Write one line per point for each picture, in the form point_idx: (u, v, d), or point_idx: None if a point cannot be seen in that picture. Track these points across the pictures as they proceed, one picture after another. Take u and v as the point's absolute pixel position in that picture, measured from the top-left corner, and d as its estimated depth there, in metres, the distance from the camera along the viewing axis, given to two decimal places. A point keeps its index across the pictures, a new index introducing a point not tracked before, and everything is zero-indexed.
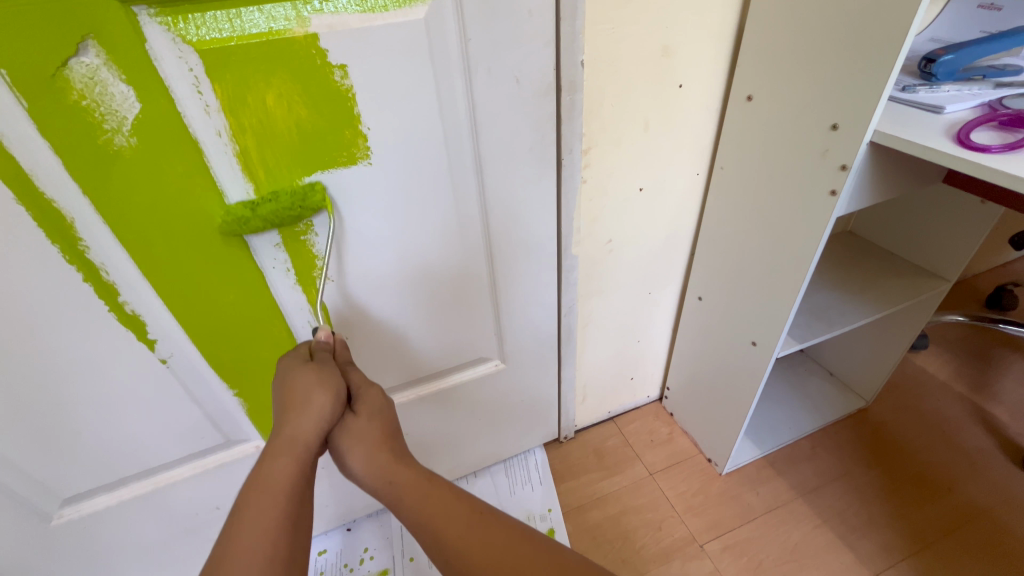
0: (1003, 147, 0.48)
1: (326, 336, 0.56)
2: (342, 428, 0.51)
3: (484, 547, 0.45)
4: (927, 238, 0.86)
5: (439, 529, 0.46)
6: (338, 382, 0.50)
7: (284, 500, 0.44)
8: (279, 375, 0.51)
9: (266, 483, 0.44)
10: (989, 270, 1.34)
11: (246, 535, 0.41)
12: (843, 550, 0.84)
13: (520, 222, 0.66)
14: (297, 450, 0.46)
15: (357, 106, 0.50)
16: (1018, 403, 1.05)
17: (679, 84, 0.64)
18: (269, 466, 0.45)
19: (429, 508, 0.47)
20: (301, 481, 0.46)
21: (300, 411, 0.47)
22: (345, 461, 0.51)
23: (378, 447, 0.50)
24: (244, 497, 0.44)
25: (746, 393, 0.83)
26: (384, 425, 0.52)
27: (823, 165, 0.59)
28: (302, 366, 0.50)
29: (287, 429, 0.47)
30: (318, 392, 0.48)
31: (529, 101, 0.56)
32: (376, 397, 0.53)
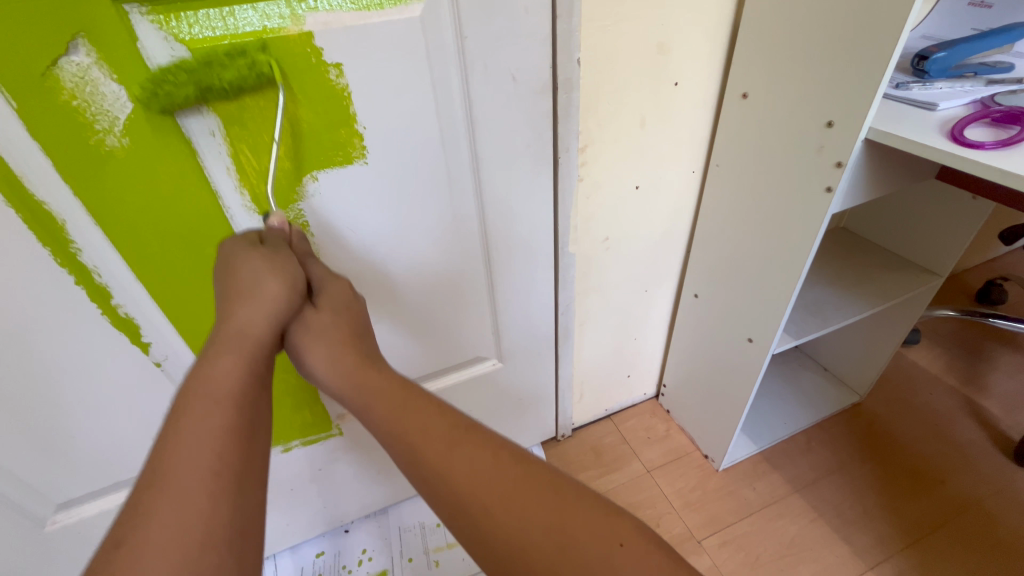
0: (997, 143, 0.49)
1: (281, 223, 0.50)
2: (300, 322, 0.47)
3: (468, 469, 0.41)
4: (920, 233, 0.87)
5: (417, 446, 0.43)
6: (293, 272, 0.45)
7: (230, 407, 0.39)
8: (223, 257, 0.46)
9: (207, 384, 0.39)
10: (978, 265, 1.36)
11: (185, 444, 0.36)
12: (839, 543, 0.85)
13: (518, 221, 0.66)
14: (246, 345, 0.42)
15: (353, 105, 0.49)
16: (1008, 395, 1.07)
17: (675, 82, 0.64)
18: (214, 362, 0.40)
19: (407, 421, 0.44)
20: (250, 382, 0.41)
21: (249, 300, 0.43)
22: (304, 357, 0.47)
23: (341, 347, 0.47)
24: (184, 396, 0.38)
25: (742, 389, 0.84)
26: (348, 322, 0.48)
27: (819, 162, 0.59)
28: (248, 253, 0.45)
29: (232, 321, 0.42)
30: (269, 281, 0.44)
31: (526, 99, 0.56)
32: (340, 291, 0.49)
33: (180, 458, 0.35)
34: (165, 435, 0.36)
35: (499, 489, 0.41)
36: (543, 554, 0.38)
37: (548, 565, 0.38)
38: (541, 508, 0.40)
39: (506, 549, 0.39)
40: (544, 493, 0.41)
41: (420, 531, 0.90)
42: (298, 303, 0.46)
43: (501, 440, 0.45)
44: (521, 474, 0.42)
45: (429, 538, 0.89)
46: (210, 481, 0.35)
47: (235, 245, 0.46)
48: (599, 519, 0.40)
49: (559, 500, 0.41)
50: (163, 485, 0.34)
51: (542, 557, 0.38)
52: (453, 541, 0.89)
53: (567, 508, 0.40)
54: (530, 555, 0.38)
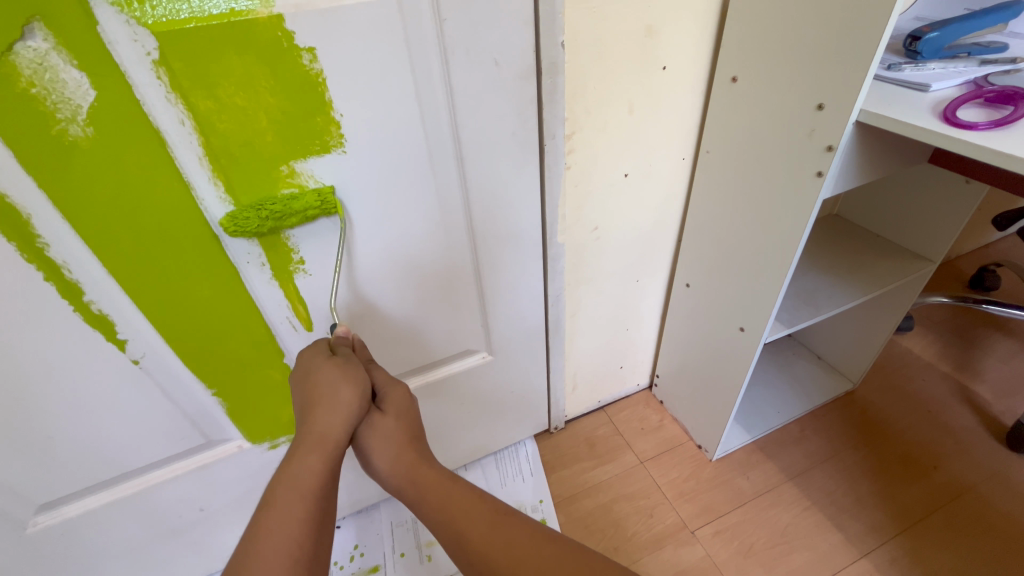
0: (991, 124, 0.47)
1: (346, 332, 0.56)
2: (368, 425, 0.51)
3: (507, 548, 0.44)
4: (913, 219, 0.86)
5: (462, 532, 0.46)
6: (363, 378, 0.49)
7: (311, 502, 0.44)
8: (303, 367, 0.51)
9: (294, 480, 0.44)
10: (972, 251, 1.35)
11: (274, 533, 0.41)
12: (832, 531, 0.85)
13: (504, 209, 0.64)
14: (328, 444, 0.46)
15: (329, 92, 0.47)
16: (1001, 380, 1.07)
17: (664, 66, 0.62)
18: (299, 462, 0.45)
19: (453, 509, 0.47)
20: (327, 481, 0.46)
21: (327, 407, 0.47)
22: (370, 458, 0.51)
23: (403, 447, 0.51)
24: (272, 494, 0.44)
25: (735, 379, 0.83)
26: (408, 426, 0.52)
27: (810, 147, 0.58)
28: (326, 361, 0.50)
29: (313, 425, 0.47)
30: (344, 388, 0.48)
31: (510, 84, 0.54)
32: (401, 397, 0.53)
33: (271, 544, 0.40)
34: (257, 520, 0.42)
35: (536, 563, 0.42)
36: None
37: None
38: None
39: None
40: (576, 564, 0.42)
41: (412, 527, 0.90)
42: (366, 409, 0.50)
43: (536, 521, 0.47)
44: (555, 549, 0.44)
45: (420, 533, 0.89)
46: (289, 562, 0.40)
47: (314, 355, 0.51)
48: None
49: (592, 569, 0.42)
50: (253, 565, 0.39)
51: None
52: None
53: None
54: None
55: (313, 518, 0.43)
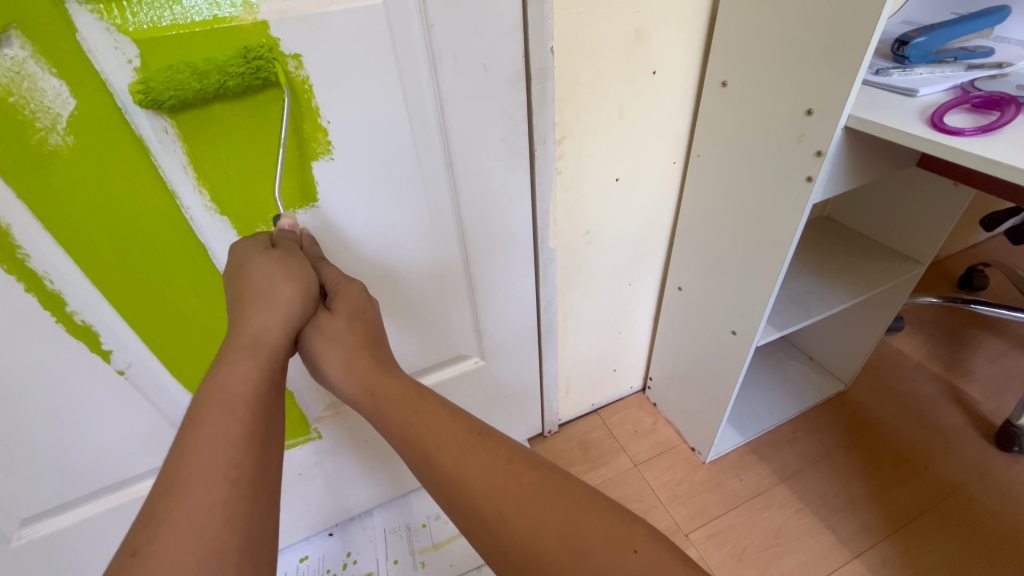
0: (977, 130, 0.48)
1: (292, 225, 0.49)
2: (315, 326, 0.47)
3: (483, 473, 0.43)
4: (901, 223, 0.87)
5: (431, 450, 0.44)
6: (306, 276, 0.45)
7: (247, 412, 0.39)
8: (233, 261, 0.45)
9: (224, 387, 0.40)
10: (960, 251, 1.37)
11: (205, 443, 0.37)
12: (825, 532, 0.85)
13: (495, 214, 0.64)
14: (261, 351, 0.42)
15: (315, 98, 0.47)
16: (990, 379, 1.08)
17: (654, 70, 0.62)
18: (230, 368, 0.41)
19: (422, 428, 0.45)
20: (265, 385, 0.42)
21: (263, 305, 0.43)
22: (319, 363, 0.48)
23: (355, 352, 0.48)
24: (200, 401, 0.39)
25: (727, 382, 0.83)
26: (362, 328, 0.49)
27: (799, 151, 0.58)
28: (261, 254, 0.44)
29: (247, 326, 0.43)
30: (283, 285, 0.44)
31: (500, 89, 0.54)
32: (355, 295, 0.49)
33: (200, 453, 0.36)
34: (185, 434, 0.38)
35: (511, 491, 0.42)
36: (556, 557, 0.38)
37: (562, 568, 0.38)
38: (555, 515, 0.40)
39: (517, 549, 0.39)
40: (556, 497, 0.41)
41: (405, 533, 0.89)
42: (312, 307, 0.46)
43: (513, 444, 0.46)
44: (535, 479, 0.43)
45: (414, 539, 0.88)
46: (226, 484, 0.36)
47: (248, 247, 0.45)
48: (612, 522, 0.40)
49: (575, 505, 0.41)
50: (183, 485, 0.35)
51: (554, 561, 0.38)
52: (438, 541, 0.87)
53: (579, 512, 0.40)
54: (544, 558, 0.38)
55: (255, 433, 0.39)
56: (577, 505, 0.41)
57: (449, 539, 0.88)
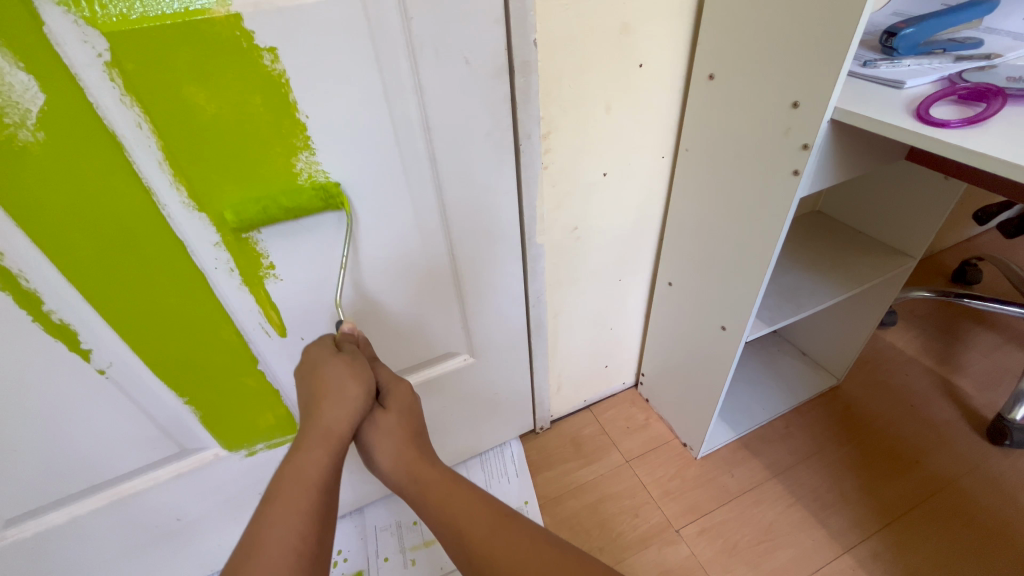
0: (963, 122, 0.47)
1: (352, 329, 0.54)
2: (372, 423, 0.50)
3: (508, 552, 0.42)
4: (893, 216, 0.86)
5: (463, 531, 0.44)
6: (369, 376, 0.49)
7: (316, 494, 0.43)
8: (307, 363, 0.50)
9: (300, 473, 0.43)
10: (954, 246, 1.36)
11: (280, 519, 0.40)
12: (816, 527, 0.85)
13: (481, 209, 0.63)
14: (331, 440, 0.45)
15: (293, 93, 0.46)
16: (983, 374, 1.07)
17: (640, 63, 0.61)
18: (303, 455, 0.44)
19: (454, 509, 0.45)
20: (333, 472, 0.45)
21: (334, 400, 0.47)
22: (373, 456, 0.50)
23: (405, 444, 0.50)
24: (278, 486, 0.43)
25: (718, 378, 0.83)
26: (411, 423, 0.52)
27: (786, 144, 0.57)
28: (331, 356, 0.49)
29: (320, 420, 0.46)
30: (350, 382, 0.48)
31: (482, 82, 0.53)
32: (405, 393, 0.53)
33: (275, 528, 0.40)
34: (261, 512, 0.41)
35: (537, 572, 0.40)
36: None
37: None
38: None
39: None
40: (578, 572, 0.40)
41: (396, 530, 0.89)
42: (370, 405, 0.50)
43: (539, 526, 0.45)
44: (559, 559, 0.41)
45: (405, 537, 0.88)
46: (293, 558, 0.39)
47: (319, 351, 0.51)
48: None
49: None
50: (258, 555, 0.38)
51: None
52: (429, 539, 0.87)
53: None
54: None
55: (320, 506, 0.42)
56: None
57: None
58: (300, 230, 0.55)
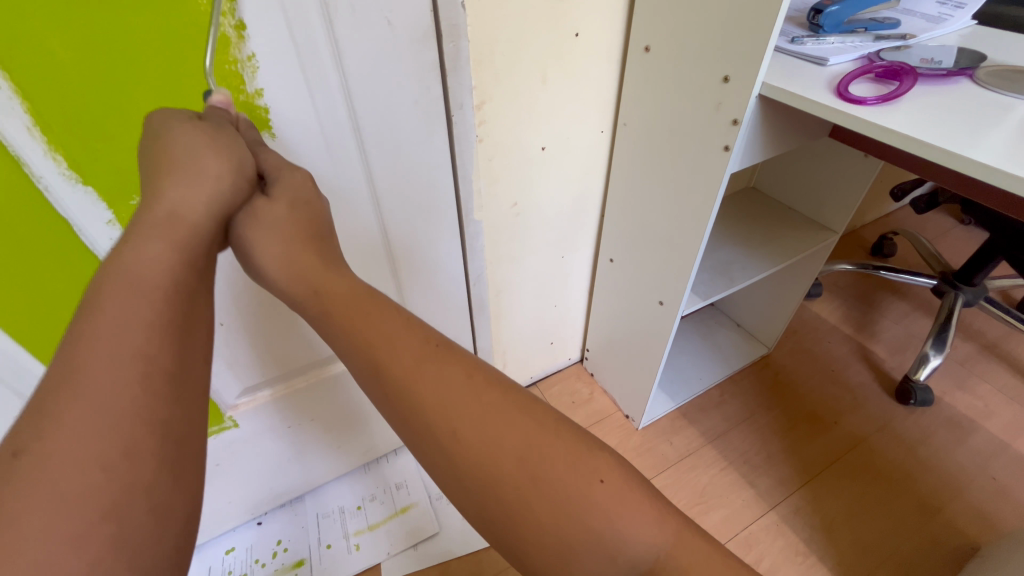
0: (878, 99, 0.49)
1: (225, 103, 0.41)
2: (250, 213, 0.40)
3: (439, 391, 0.36)
4: (818, 191, 0.90)
5: (380, 360, 0.37)
6: (237, 152, 0.37)
7: (165, 310, 0.32)
8: (149, 131, 0.37)
9: (130, 272, 0.31)
10: (874, 221, 1.46)
11: (103, 337, 0.29)
12: (745, 488, 0.90)
13: (414, 186, 0.60)
14: (180, 229, 0.34)
15: (192, 37, 0.41)
16: (893, 339, 1.17)
17: (576, 33, 0.59)
18: (137, 247, 0.32)
19: (368, 336, 0.38)
20: (187, 278, 0.34)
21: (182, 176, 0.35)
22: (251, 255, 0.40)
23: (296, 244, 0.40)
24: (98, 284, 0.31)
25: (656, 351, 0.85)
26: (307, 222, 0.41)
27: (716, 119, 0.58)
28: (184, 123, 0.36)
29: (163, 201, 0.34)
30: (207, 156, 0.35)
31: (407, 47, 0.50)
32: (300, 183, 0.42)
33: (99, 353, 0.29)
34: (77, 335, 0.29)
35: (471, 410, 0.35)
36: (509, 478, 0.33)
37: (520, 497, 0.33)
38: (514, 432, 0.34)
39: (476, 476, 0.34)
40: (522, 419, 0.35)
41: (339, 516, 0.87)
42: (245, 190, 0.38)
43: (476, 360, 0.39)
44: (497, 397, 0.36)
45: (348, 522, 0.86)
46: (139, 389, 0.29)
47: (168, 116, 0.38)
48: (579, 449, 0.34)
49: (540, 432, 0.35)
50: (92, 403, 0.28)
51: (507, 483, 0.33)
52: (373, 522, 0.86)
53: (543, 434, 0.35)
54: (498, 480, 0.33)
55: (175, 334, 0.32)
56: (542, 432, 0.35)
57: (385, 519, 0.86)
58: None
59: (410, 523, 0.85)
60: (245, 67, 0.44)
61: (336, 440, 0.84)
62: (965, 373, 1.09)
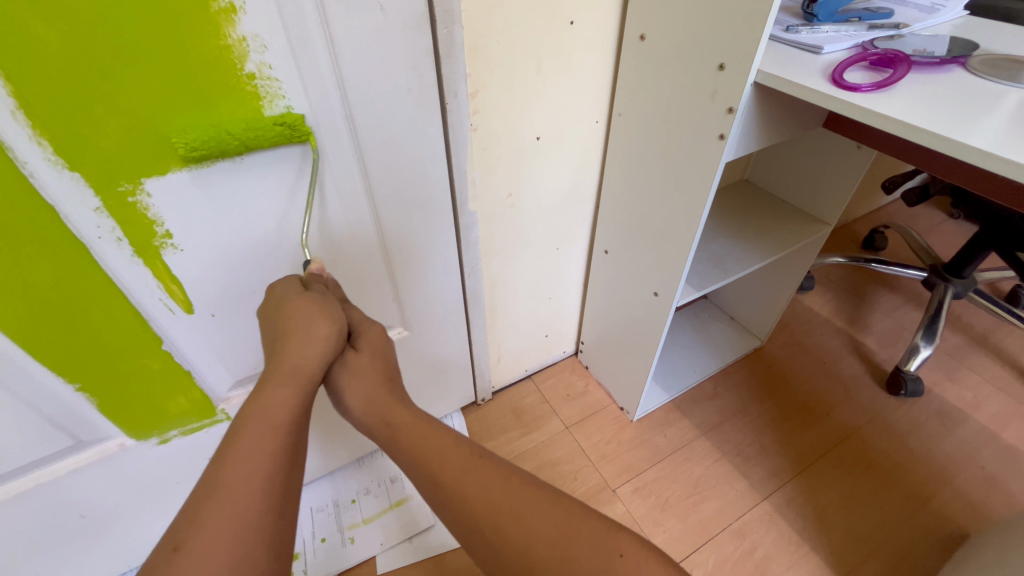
0: (873, 86, 0.49)
1: (319, 268, 0.51)
2: (342, 364, 0.47)
3: (483, 495, 0.40)
4: (811, 183, 0.90)
5: (435, 470, 0.42)
6: (338, 316, 0.45)
7: (282, 437, 0.40)
8: (271, 301, 0.47)
9: (265, 413, 0.40)
10: (865, 215, 1.47)
11: (241, 463, 0.37)
12: (739, 479, 0.91)
13: (408, 175, 0.60)
14: (300, 378, 0.42)
15: (187, 21, 0.40)
16: (885, 331, 1.18)
17: (571, 20, 0.59)
18: (269, 396, 0.41)
19: (428, 453, 0.43)
20: (299, 414, 0.42)
21: (300, 339, 0.43)
22: (342, 398, 0.47)
23: (377, 387, 0.47)
24: (241, 423, 0.40)
25: (650, 344, 0.85)
26: (385, 366, 0.48)
27: (712, 108, 0.58)
28: (299, 295, 0.46)
29: (286, 358, 0.43)
30: (319, 322, 0.44)
31: (399, 32, 0.49)
32: (378, 335, 0.49)
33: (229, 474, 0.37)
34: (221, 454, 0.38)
35: (514, 514, 0.39)
36: (545, 563, 0.37)
37: None
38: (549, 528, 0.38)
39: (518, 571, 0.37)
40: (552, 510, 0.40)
41: (333, 510, 0.86)
42: (342, 348, 0.46)
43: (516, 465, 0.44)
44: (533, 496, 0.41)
45: (343, 515, 0.86)
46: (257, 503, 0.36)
47: (285, 288, 0.47)
48: (599, 532, 0.39)
49: (565, 518, 0.39)
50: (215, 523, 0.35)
51: (544, 569, 0.37)
52: (368, 516, 0.85)
53: (572, 524, 0.39)
54: (535, 567, 0.37)
55: (286, 454, 0.39)
56: (569, 515, 0.40)
57: (380, 513, 0.86)
58: (199, 195, 0.50)
59: (404, 517, 0.85)
60: (236, 51, 0.43)
61: (331, 434, 0.84)
62: (954, 364, 1.10)
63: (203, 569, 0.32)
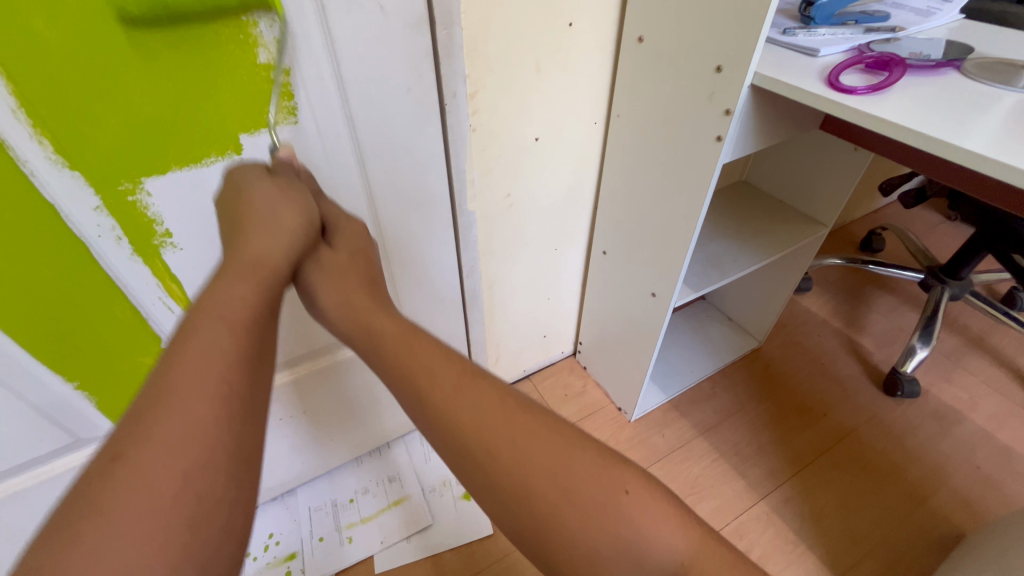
0: (868, 88, 0.49)
1: (289, 155, 0.47)
2: (316, 262, 0.45)
3: (478, 424, 0.38)
4: (808, 185, 0.91)
5: (423, 387, 0.40)
6: (308, 203, 0.43)
7: (243, 335, 0.36)
8: (230, 186, 0.43)
9: (220, 308, 0.36)
10: (863, 216, 1.48)
11: (192, 371, 0.33)
12: (736, 479, 0.91)
13: (407, 174, 0.60)
14: (262, 272, 0.39)
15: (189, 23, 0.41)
16: (881, 332, 1.18)
17: (570, 23, 0.59)
18: (226, 290, 0.37)
19: (413, 369, 0.41)
20: (265, 316, 0.38)
21: (262, 228, 0.40)
22: (316, 299, 0.45)
23: (356, 288, 0.45)
24: (193, 319, 0.35)
25: (648, 343, 0.86)
26: (364, 267, 0.47)
27: (710, 109, 0.58)
28: (263, 181, 0.42)
29: (247, 249, 0.39)
30: (286, 210, 0.41)
31: (399, 31, 0.49)
32: (356, 235, 0.48)
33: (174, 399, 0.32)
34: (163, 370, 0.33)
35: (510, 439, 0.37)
36: (547, 513, 0.35)
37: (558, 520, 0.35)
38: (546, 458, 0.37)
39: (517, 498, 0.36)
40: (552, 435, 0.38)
41: (331, 510, 0.87)
42: (313, 239, 0.44)
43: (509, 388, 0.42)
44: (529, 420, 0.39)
45: (340, 515, 0.86)
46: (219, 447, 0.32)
47: (245, 171, 0.43)
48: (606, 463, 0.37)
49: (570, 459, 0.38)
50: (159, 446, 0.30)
51: (543, 500, 0.35)
52: (366, 516, 0.85)
53: (573, 452, 0.37)
54: (537, 516, 0.35)
55: (251, 364, 0.36)
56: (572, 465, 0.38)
57: (378, 512, 0.86)
58: (198, 195, 0.50)
59: (402, 517, 0.85)
60: (235, 51, 0.44)
61: (329, 433, 0.84)
62: (950, 364, 1.11)
63: (137, 503, 0.28)
